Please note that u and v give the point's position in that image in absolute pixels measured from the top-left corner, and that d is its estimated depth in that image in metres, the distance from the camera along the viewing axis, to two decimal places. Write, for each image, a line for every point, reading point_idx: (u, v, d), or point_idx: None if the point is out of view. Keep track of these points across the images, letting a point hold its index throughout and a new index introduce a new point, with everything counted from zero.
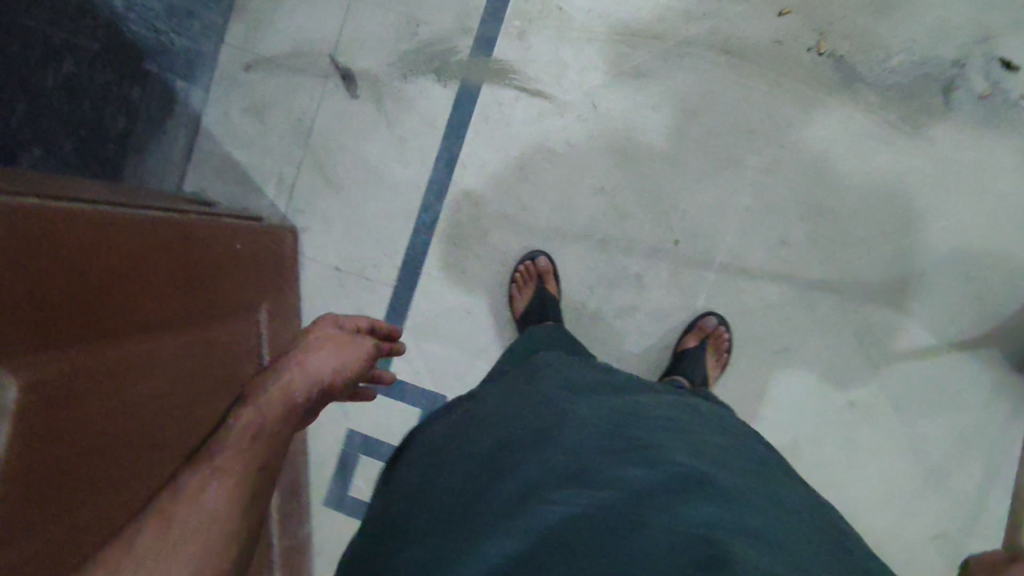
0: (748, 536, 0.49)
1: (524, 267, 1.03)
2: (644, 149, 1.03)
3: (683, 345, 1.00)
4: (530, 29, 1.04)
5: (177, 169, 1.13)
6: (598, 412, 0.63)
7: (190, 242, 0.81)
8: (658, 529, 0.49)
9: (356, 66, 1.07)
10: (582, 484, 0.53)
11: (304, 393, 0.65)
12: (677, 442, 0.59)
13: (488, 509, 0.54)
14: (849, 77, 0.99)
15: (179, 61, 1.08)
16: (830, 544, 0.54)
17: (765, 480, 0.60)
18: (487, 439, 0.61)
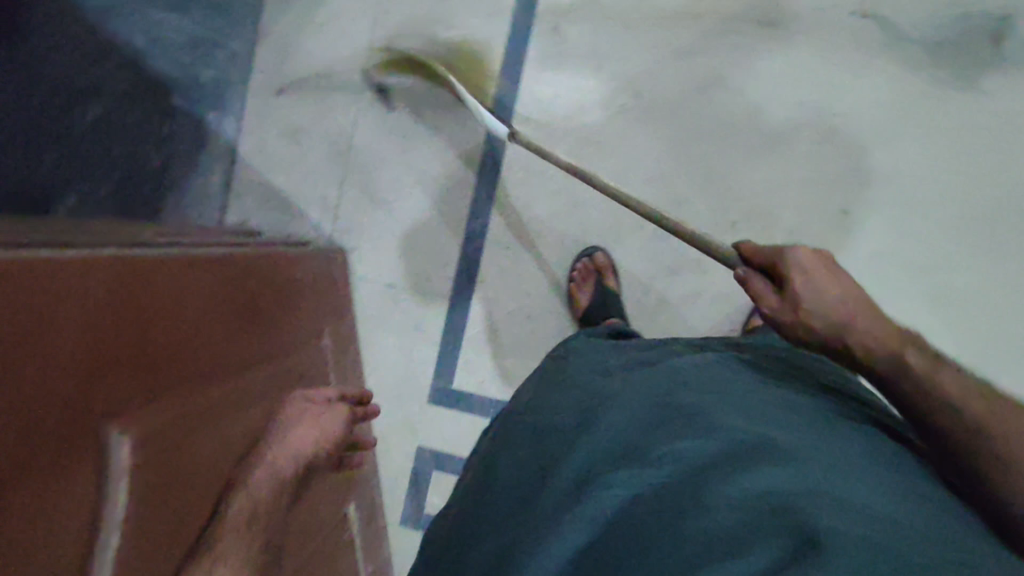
0: (826, 499, 0.42)
1: (582, 263, 1.01)
2: (695, 132, 1.00)
3: (752, 324, 0.99)
4: (565, 23, 1.01)
5: (216, 203, 1.09)
6: (645, 377, 0.58)
7: (247, 272, 0.78)
8: (737, 497, 0.43)
9: (389, 79, 1.05)
10: (641, 464, 0.49)
11: (292, 468, 0.69)
12: (742, 397, 0.53)
13: (543, 507, 0.51)
14: (896, 38, 0.97)
15: (208, 92, 1.08)
16: (929, 497, 0.45)
17: (846, 425, 0.52)
18: (537, 432, 0.59)
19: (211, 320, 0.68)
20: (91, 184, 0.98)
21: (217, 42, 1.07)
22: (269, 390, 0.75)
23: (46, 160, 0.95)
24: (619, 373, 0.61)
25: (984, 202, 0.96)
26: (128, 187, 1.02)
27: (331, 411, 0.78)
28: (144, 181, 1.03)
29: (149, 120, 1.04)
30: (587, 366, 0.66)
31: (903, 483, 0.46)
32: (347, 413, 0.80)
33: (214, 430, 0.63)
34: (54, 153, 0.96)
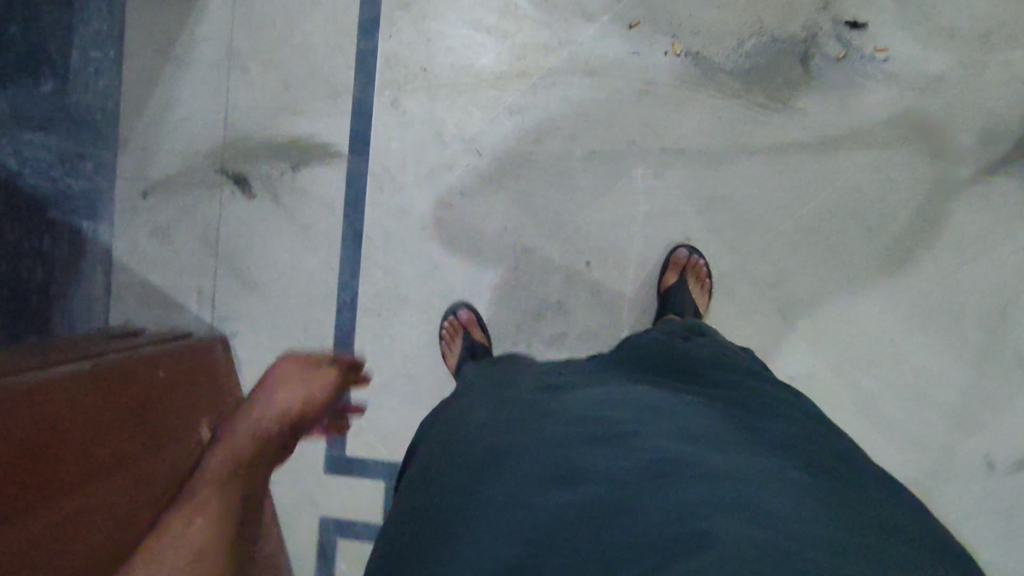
0: (747, 511, 0.42)
1: (448, 322, 1.05)
2: (536, 182, 1.05)
3: (665, 284, 1.02)
4: (402, 95, 1.06)
5: (100, 308, 1.13)
6: (574, 404, 0.57)
7: (114, 382, 0.84)
8: (661, 507, 0.43)
9: (246, 167, 1.10)
10: (570, 485, 0.46)
11: (277, 424, 0.84)
12: (666, 422, 0.53)
13: (475, 531, 0.46)
14: (710, 69, 1.01)
15: (80, 203, 1.11)
16: (845, 505, 0.46)
17: (769, 445, 0.53)
18: (468, 456, 0.54)
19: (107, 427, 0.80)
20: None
21: (82, 154, 1.11)
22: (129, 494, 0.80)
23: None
24: (555, 396, 0.60)
25: (816, 212, 1.01)
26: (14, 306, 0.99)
27: (318, 373, 0.92)
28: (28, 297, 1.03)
29: (30, 236, 1.04)
30: (514, 393, 0.63)
31: (824, 498, 0.46)
32: (330, 377, 0.92)
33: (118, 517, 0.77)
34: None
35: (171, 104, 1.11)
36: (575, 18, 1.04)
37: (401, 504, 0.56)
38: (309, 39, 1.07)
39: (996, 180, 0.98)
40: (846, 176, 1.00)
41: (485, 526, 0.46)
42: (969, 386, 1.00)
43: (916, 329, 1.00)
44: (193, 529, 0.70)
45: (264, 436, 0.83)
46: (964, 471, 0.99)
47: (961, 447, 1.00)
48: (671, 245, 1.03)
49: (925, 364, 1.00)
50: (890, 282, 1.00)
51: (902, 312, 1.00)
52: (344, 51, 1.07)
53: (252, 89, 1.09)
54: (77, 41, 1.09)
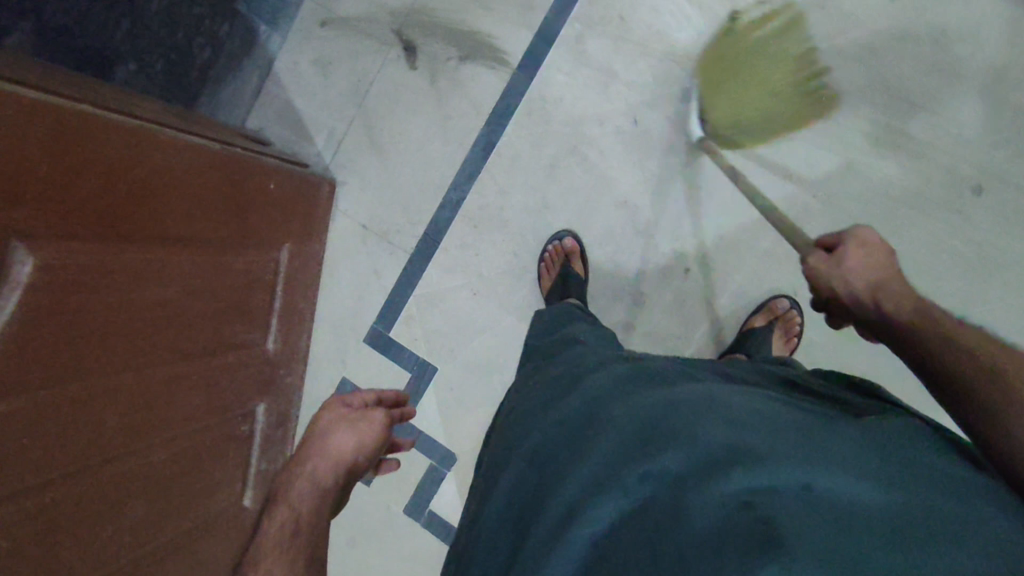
0: (808, 504, 0.40)
1: (552, 247, 1.06)
2: (675, 173, 1.03)
3: (750, 324, 0.99)
4: (590, 33, 1.05)
5: (243, 107, 1.19)
6: (641, 396, 0.56)
7: (223, 169, 0.88)
8: (714, 499, 0.42)
9: (420, 38, 1.12)
10: (620, 484, 0.47)
11: (332, 475, 0.80)
12: (723, 402, 0.51)
13: (540, 548, 0.49)
14: (902, 136, 0.95)
15: (268, 7, 1.15)
16: (920, 467, 0.43)
17: (851, 425, 0.48)
18: (536, 463, 0.58)
19: (201, 214, 0.84)
20: (148, 58, 0.99)
21: None
22: (202, 277, 0.85)
23: (122, 27, 0.95)
24: (619, 390, 0.59)
25: None
26: (178, 67, 1.05)
27: (367, 415, 0.88)
28: (191, 69, 1.08)
29: (213, 17, 1.07)
30: (579, 386, 0.64)
31: (902, 477, 0.42)
32: (381, 419, 0.88)
33: (203, 306, 0.86)
34: (128, 24, 0.95)
35: None
36: None
37: (493, 496, 0.61)
38: None
39: None
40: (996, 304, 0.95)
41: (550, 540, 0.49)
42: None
43: None
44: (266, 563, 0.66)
45: (319, 489, 0.78)
46: None
47: None
48: (780, 291, 1.00)
49: None
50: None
51: None
52: None
53: None
54: None
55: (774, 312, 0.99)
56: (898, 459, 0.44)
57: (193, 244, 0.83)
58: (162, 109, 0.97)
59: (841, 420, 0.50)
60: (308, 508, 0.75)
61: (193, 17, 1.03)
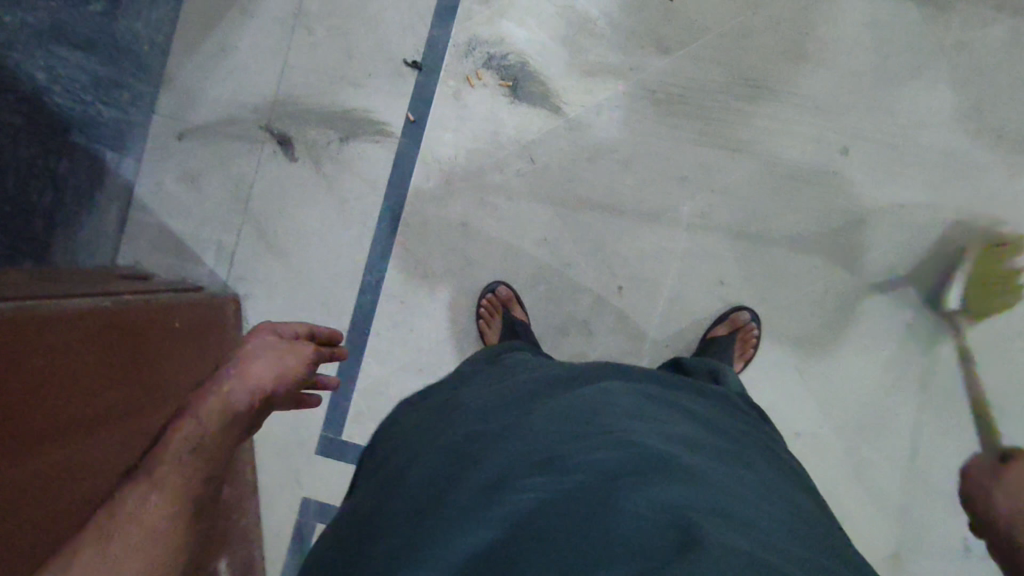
0: (719, 517, 0.48)
1: (487, 299, 1.04)
2: (582, 201, 1.05)
3: (712, 334, 1.03)
4: (465, 88, 1.05)
5: (108, 244, 1.07)
6: (567, 403, 0.60)
7: (123, 322, 0.79)
8: (640, 506, 0.47)
9: (293, 129, 1.07)
10: (552, 472, 0.51)
11: (244, 402, 0.65)
12: (654, 425, 0.58)
13: (456, 512, 0.50)
14: (772, 118, 1.04)
15: (109, 131, 1.04)
16: (789, 512, 0.54)
17: (744, 467, 0.58)
18: (454, 439, 0.58)
19: (114, 374, 0.75)
20: None
21: (120, 83, 1.03)
22: (131, 434, 0.76)
23: None
24: (543, 396, 0.63)
25: (846, 278, 1.04)
26: (17, 220, 0.89)
27: (297, 346, 0.72)
28: (35, 219, 0.93)
29: (47, 155, 0.93)
30: (509, 386, 0.67)
31: (783, 522, 0.52)
32: (309, 354, 0.72)
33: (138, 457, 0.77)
34: None
35: (226, 49, 1.07)
36: (649, 47, 1.05)
37: (378, 483, 0.61)
38: (383, 13, 1.05)
39: None
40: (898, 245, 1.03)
41: (473, 510, 0.49)
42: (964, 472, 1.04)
43: (927, 408, 1.04)
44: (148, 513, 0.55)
45: (225, 416, 0.63)
46: (947, 549, 1.04)
47: (942, 526, 1.04)
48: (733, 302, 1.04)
49: (923, 445, 1.04)
50: (908, 352, 1.04)
51: (913, 388, 1.04)
52: (415, 32, 1.05)
53: (313, 54, 1.06)
54: None
55: (734, 321, 1.03)
56: (788, 512, 0.54)
57: (116, 411, 0.74)
58: (19, 277, 0.82)
59: (735, 456, 0.59)
60: (211, 438, 0.62)
61: (22, 163, 0.89)
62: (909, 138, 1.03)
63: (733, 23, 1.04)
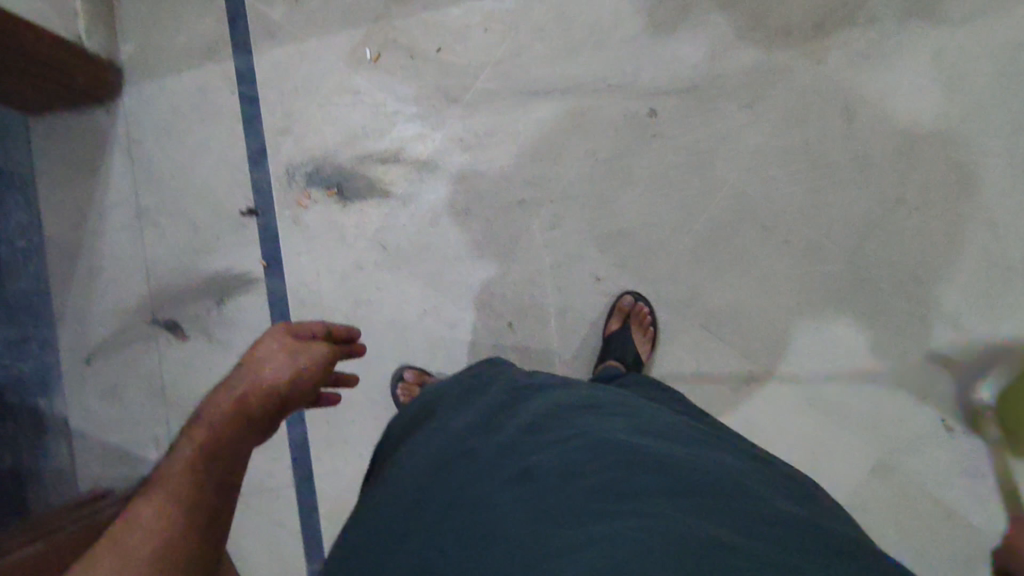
0: (686, 502, 0.50)
1: (400, 384, 1.07)
2: (443, 262, 1.09)
3: (609, 330, 1.04)
4: (301, 210, 1.12)
5: (69, 477, 1.15)
6: (542, 410, 0.64)
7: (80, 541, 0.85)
8: (613, 504, 0.50)
9: (175, 312, 1.14)
10: (525, 480, 0.53)
11: (258, 401, 0.63)
12: (620, 424, 0.61)
13: (441, 528, 0.52)
14: (576, 113, 1.07)
15: (34, 382, 1.14)
16: (775, 490, 0.57)
17: (709, 450, 0.61)
18: (438, 456, 0.61)
19: None
20: None
21: (26, 336, 1.13)
22: None
23: None
24: (518, 407, 0.67)
25: (711, 222, 1.05)
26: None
27: (309, 346, 0.70)
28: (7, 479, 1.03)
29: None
30: (477, 405, 0.70)
31: (761, 498, 0.54)
32: (321, 350, 0.70)
33: None
34: None
35: (94, 270, 1.16)
36: (440, 102, 1.09)
37: (359, 513, 0.62)
38: (207, 180, 1.13)
39: (871, 151, 1.02)
40: (743, 169, 1.04)
41: (454, 530, 0.51)
42: (910, 356, 1.01)
43: (844, 305, 1.02)
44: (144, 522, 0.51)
45: (238, 415, 0.61)
46: (929, 436, 1.00)
47: (913, 416, 1.00)
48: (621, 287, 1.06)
49: (858, 344, 1.02)
50: (800, 263, 1.03)
51: (819, 295, 1.03)
52: (240, 184, 1.13)
53: (165, 241, 1.14)
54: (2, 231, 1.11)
55: (622, 308, 1.04)
56: (770, 488, 0.57)
57: None
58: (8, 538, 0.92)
59: (697, 442, 0.62)
60: (229, 434, 0.60)
61: None
62: (708, 72, 1.05)
63: (504, 48, 1.08)
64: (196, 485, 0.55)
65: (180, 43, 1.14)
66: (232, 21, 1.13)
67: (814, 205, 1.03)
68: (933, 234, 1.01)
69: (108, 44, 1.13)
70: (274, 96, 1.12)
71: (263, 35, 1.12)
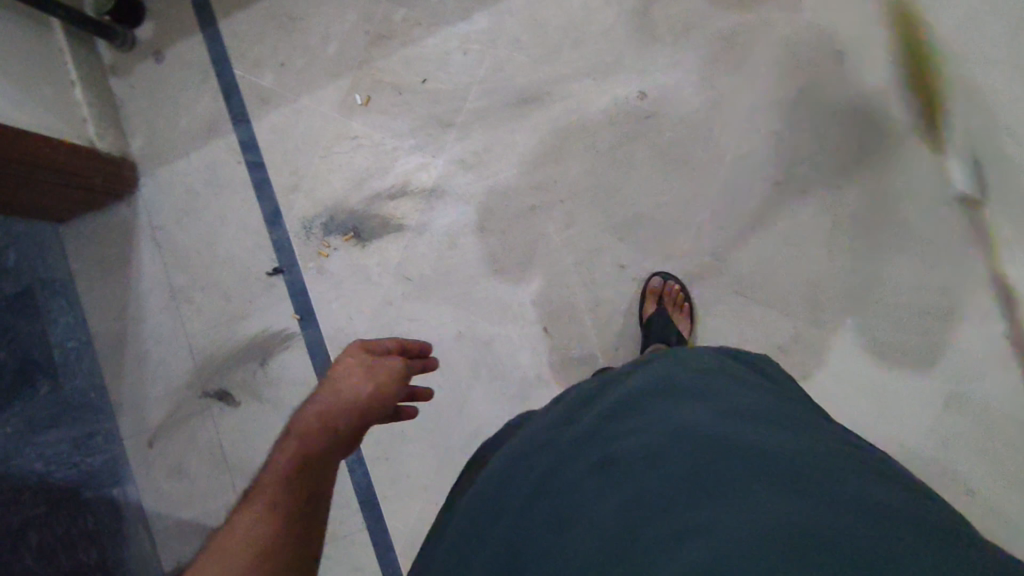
0: (795, 496, 0.44)
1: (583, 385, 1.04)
2: (469, 281, 1.10)
3: (645, 315, 1.03)
4: (324, 259, 1.15)
5: (152, 560, 1.17)
6: (629, 392, 0.60)
7: None
8: (699, 494, 0.45)
9: (224, 380, 1.17)
10: (611, 472, 0.50)
11: (346, 420, 0.66)
12: (720, 403, 0.55)
13: (528, 526, 0.51)
14: (567, 111, 1.09)
15: (106, 475, 1.19)
16: (888, 477, 0.50)
17: (818, 433, 0.54)
18: (523, 456, 0.59)
19: None
20: None
21: (91, 431, 1.19)
22: None
23: None
24: (606, 394, 0.62)
25: (723, 188, 1.04)
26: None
27: (388, 363, 0.71)
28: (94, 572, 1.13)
29: (73, 521, 1.14)
30: (560, 404, 0.67)
31: (874, 486, 0.47)
32: (403, 369, 0.71)
33: None
34: None
35: (142, 356, 1.21)
36: (435, 129, 1.12)
37: (445, 533, 0.62)
38: (231, 248, 1.17)
39: (869, 86, 1.02)
40: (744, 128, 1.04)
41: (536, 529, 0.50)
42: (957, 289, 0.97)
43: (884, 241, 1.00)
44: (250, 533, 0.56)
45: (328, 433, 0.64)
46: (998, 356, 0.96)
47: (976, 339, 0.97)
48: (648, 269, 1.05)
49: (904, 275, 0.99)
50: (825, 219, 1.01)
51: (853, 235, 1.01)
52: (262, 246, 1.16)
53: (203, 315, 1.18)
54: (53, 338, 1.19)
55: (652, 291, 1.03)
56: (881, 475, 0.50)
57: None
58: None
59: (811, 425, 0.55)
60: (323, 451, 0.63)
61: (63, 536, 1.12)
62: (688, 45, 1.06)
63: (484, 65, 1.11)
64: (291, 501, 0.59)
65: (183, 127, 1.19)
66: (227, 96, 1.18)
67: (827, 159, 1.02)
68: (955, 163, 0.98)
69: (119, 143, 1.19)
70: (279, 158, 1.16)
71: (258, 103, 1.17)
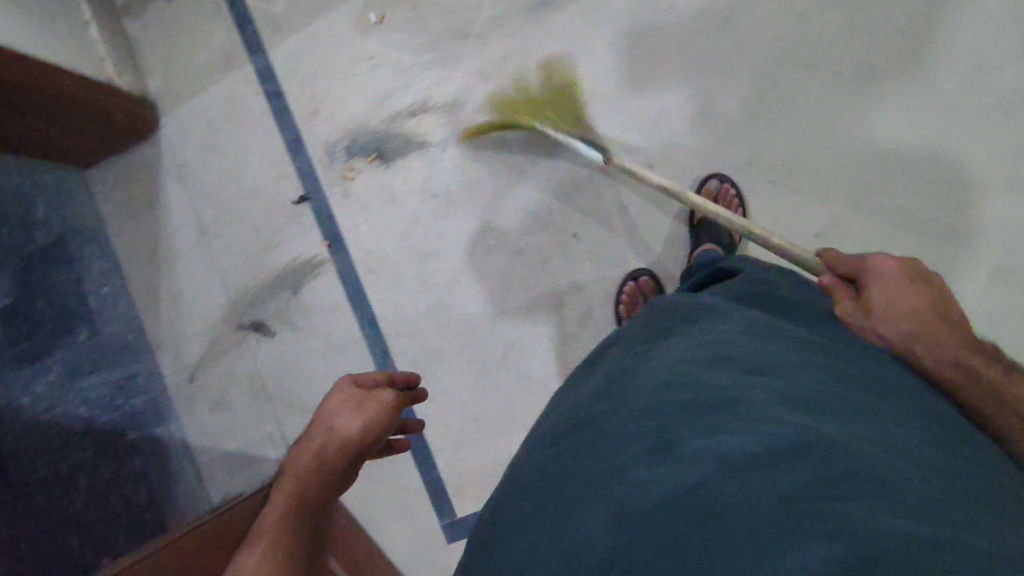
0: (875, 501, 0.39)
1: (628, 287, 1.03)
2: (495, 193, 1.09)
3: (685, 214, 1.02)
4: (349, 184, 1.14)
5: (201, 493, 1.20)
6: (677, 367, 0.54)
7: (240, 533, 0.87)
8: (772, 487, 0.40)
9: (258, 312, 1.18)
10: (667, 458, 0.44)
11: (338, 455, 0.74)
12: (780, 387, 0.49)
13: (573, 512, 0.45)
14: (584, 12, 1.06)
15: (149, 416, 1.21)
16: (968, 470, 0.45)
17: (886, 416, 0.49)
18: (562, 441, 0.54)
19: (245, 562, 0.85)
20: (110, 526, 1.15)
21: (132, 373, 1.21)
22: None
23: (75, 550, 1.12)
24: (648, 367, 0.57)
25: (751, 76, 1.01)
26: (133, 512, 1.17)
27: (375, 395, 0.78)
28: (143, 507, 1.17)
29: (121, 461, 1.19)
30: (599, 382, 0.62)
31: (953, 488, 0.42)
32: (389, 401, 0.77)
33: None
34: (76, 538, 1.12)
35: (176, 295, 1.21)
36: (452, 42, 1.10)
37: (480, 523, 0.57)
38: (255, 180, 1.17)
39: None
40: (769, 14, 1.01)
41: (581, 515, 0.45)
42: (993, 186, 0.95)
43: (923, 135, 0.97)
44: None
45: (324, 468, 0.75)
46: None
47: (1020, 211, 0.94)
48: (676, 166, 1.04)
49: (946, 154, 0.96)
50: (858, 113, 0.99)
51: (888, 120, 0.98)
52: (287, 175, 1.16)
53: (233, 249, 1.19)
54: (88, 285, 1.22)
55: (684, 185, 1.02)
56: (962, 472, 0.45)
57: None
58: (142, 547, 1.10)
59: (881, 408, 0.50)
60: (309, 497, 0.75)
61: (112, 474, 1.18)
62: None
63: None
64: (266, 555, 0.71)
65: (200, 63, 1.19)
66: (242, 27, 1.17)
67: (859, 53, 0.99)
68: (991, 57, 0.95)
69: (138, 82, 1.19)
70: (297, 86, 1.16)
71: (272, 31, 1.16)
